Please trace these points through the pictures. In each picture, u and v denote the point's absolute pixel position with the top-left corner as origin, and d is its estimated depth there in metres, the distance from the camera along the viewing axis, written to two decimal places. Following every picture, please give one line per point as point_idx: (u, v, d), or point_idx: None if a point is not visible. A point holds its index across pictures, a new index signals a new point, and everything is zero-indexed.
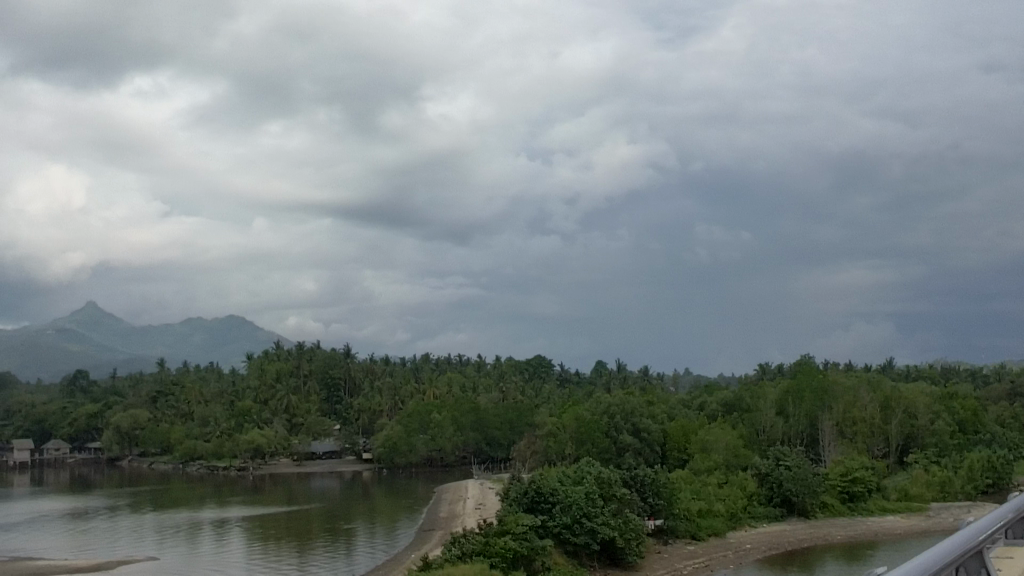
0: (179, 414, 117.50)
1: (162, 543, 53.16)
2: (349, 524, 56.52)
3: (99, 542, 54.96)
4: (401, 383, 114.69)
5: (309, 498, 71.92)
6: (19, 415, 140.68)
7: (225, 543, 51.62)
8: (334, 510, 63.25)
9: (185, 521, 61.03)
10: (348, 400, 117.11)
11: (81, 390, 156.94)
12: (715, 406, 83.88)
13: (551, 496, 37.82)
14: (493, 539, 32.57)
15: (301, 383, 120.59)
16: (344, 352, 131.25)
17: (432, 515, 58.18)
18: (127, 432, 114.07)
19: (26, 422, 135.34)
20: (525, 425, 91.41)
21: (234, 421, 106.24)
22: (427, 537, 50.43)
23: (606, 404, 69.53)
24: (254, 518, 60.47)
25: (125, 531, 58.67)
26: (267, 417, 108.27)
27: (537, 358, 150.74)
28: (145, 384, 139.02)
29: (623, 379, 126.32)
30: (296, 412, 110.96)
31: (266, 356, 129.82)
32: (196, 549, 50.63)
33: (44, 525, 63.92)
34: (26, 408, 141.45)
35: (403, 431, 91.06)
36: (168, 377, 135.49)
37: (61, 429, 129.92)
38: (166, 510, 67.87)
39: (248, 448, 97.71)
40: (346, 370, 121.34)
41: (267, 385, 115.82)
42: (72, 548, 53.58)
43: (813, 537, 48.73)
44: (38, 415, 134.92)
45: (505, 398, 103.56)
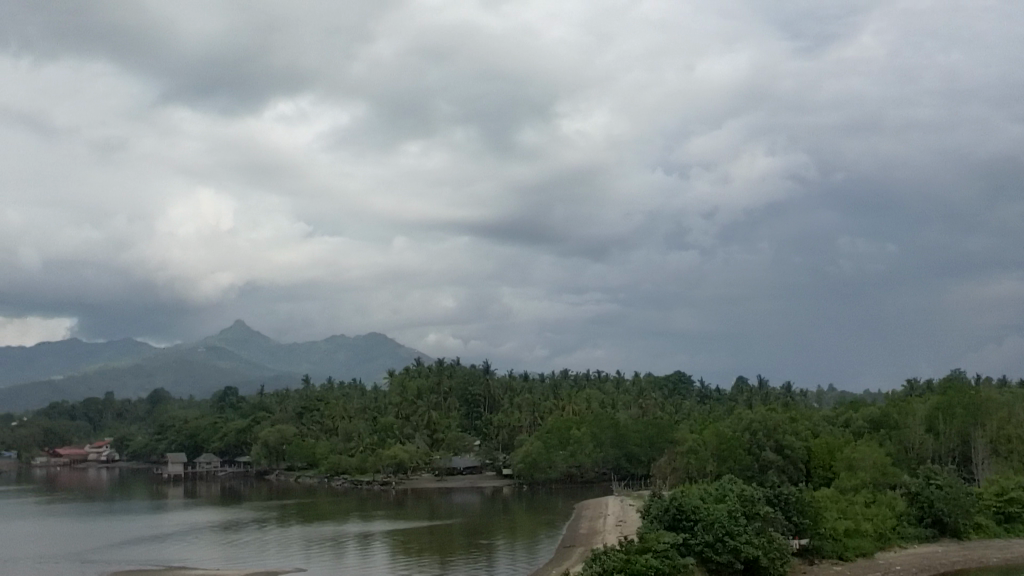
0: (324, 430, 120.15)
1: (309, 554, 54.57)
2: (489, 539, 56.83)
3: (249, 553, 56.58)
4: (540, 400, 114.95)
5: (449, 512, 72.80)
6: (172, 429, 146.11)
7: (370, 555, 52.53)
8: (475, 525, 63.96)
9: (331, 534, 62.61)
10: (488, 415, 117.91)
11: (231, 406, 161.69)
12: (862, 424, 81.84)
13: (692, 514, 37.39)
14: (634, 556, 32.30)
15: (442, 399, 122.02)
16: (483, 370, 132.34)
17: (572, 532, 58.03)
18: (274, 446, 117.39)
19: (179, 436, 140.42)
20: (665, 442, 90.63)
21: (377, 436, 108.10)
22: (567, 553, 50.44)
23: (748, 420, 68.73)
24: (397, 532, 61.49)
25: (275, 543, 60.30)
26: (408, 433, 109.87)
27: (676, 375, 149.63)
28: (291, 399, 142.67)
29: (766, 395, 124.20)
30: (437, 427, 112.33)
31: (407, 372, 132.01)
32: (342, 561, 51.84)
33: (196, 536, 66.15)
34: (179, 423, 146.74)
35: (542, 447, 91.23)
36: (313, 393, 138.79)
37: (213, 444, 134.20)
38: (312, 523, 69.56)
39: (390, 463, 99.23)
40: (485, 386, 122.42)
41: (408, 401, 117.66)
42: (224, 559, 55.13)
43: (966, 559, 47.10)
44: (190, 430, 139.76)
45: (644, 415, 103.01)
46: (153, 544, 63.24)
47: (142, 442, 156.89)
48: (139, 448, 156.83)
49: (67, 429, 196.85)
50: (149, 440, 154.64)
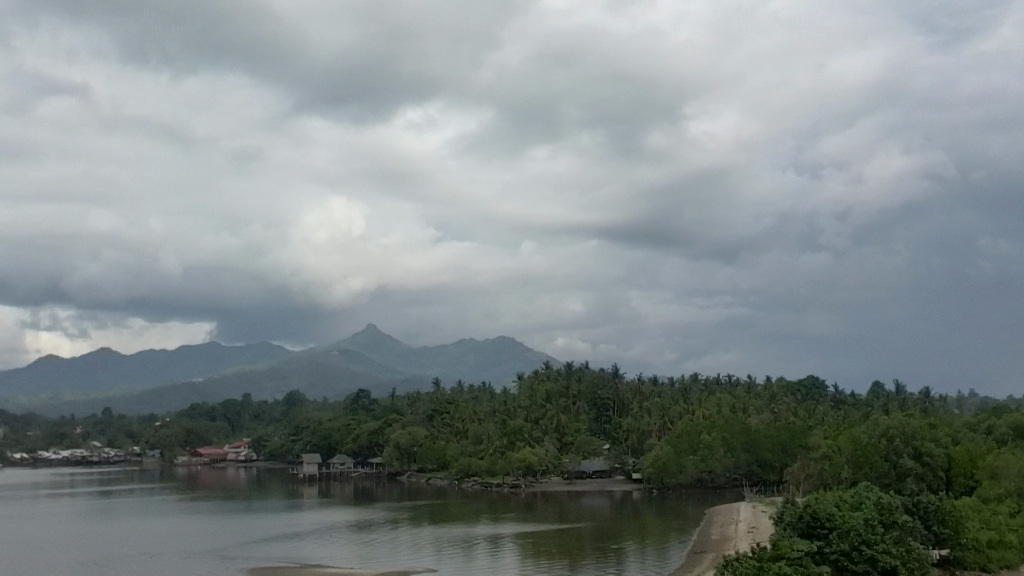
0: (455, 432, 121.30)
1: (441, 555, 55.18)
2: (618, 543, 56.62)
3: (382, 553, 57.53)
4: (670, 404, 113.94)
5: (580, 516, 72.76)
6: (308, 430, 149.42)
7: (500, 558, 52.83)
8: (605, 528, 63.89)
9: (463, 535, 63.12)
10: (617, 419, 117.40)
11: (364, 408, 164.74)
12: (1005, 431, 79.03)
13: (827, 521, 36.68)
14: (766, 563, 31.78)
15: (571, 403, 122.03)
16: (612, 374, 131.96)
17: (703, 538, 57.33)
18: (406, 448, 119.11)
19: (315, 438, 143.49)
20: (798, 448, 89.05)
21: (506, 439, 108.65)
22: (698, 559, 49.97)
23: (884, 426, 67.13)
24: (527, 534, 61.75)
25: (408, 543, 61.09)
26: (538, 436, 110.17)
27: (809, 379, 146.90)
28: (422, 402, 144.47)
29: (902, 400, 120.80)
30: (566, 431, 112.32)
31: (535, 376, 132.49)
32: (473, 562, 52.34)
33: (332, 535, 67.57)
34: (314, 424, 149.87)
35: (672, 451, 90.53)
36: (443, 395, 140.29)
37: (346, 445, 136.70)
38: (444, 524, 70.42)
39: (520, 466, 99.49)
40: (614, 390, 121.96)
41: (537, 405, 117.96)
42: (357, 558, 56.09)
43: None
44: (325, 432, 142.66)
45: (776, 420, 101.30)
46: (291, 542, 64.96)
47: (278, 443, 160.87)
48: (275, 448, 160.78)
49: (208, 430, 203.03)
50: (285, 440, 158.35)
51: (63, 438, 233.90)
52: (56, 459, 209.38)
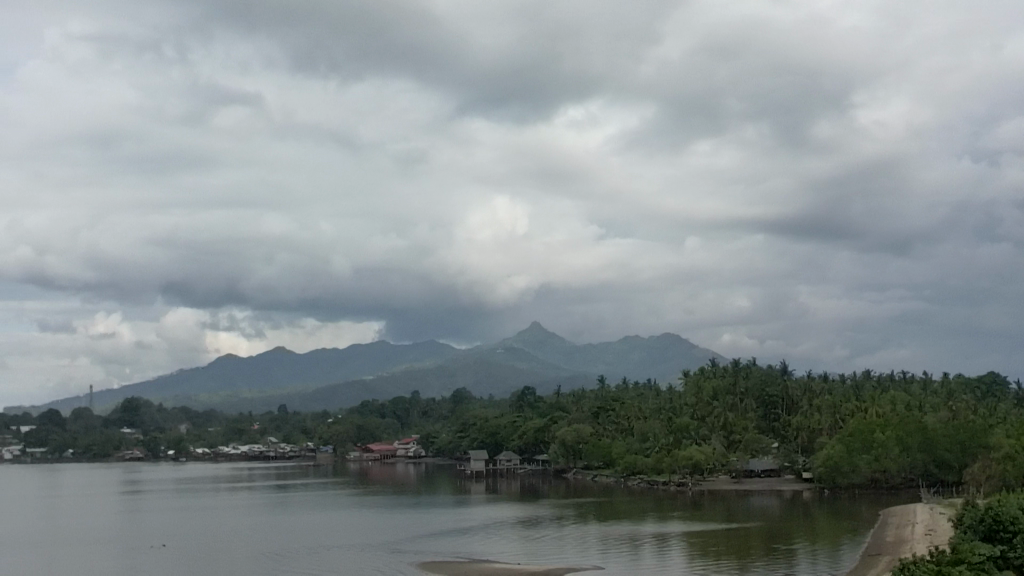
0: (620, 430, 121.05)
1: (607, 553, 55.07)
2: (789, 544, 55.63)
3: (549, 549, 57.78)
4: (841, 401, 111.05)
5: (748, 515, 71.65)
6: (475, 427, 151.48)
7: (667, 557, 52.47)
8: (775, 529, 62.71)
9: (629, 534, 62.98)
10: (786, 417, 115.17)
11: (530, 405, 165.90)
12: None
13: (1011, 525, 35.16)
14: (947, 568, 30.62)
15: (738, 401, 120.28)
16: (781, 371, 129.51)
17: (877, 540, 55.77)
18: (572, 445, 119.61)
19: (482, 434, 145.31)
20: (979, 447, 85.76)
21: (673, 437, 107.89)
22: (872, 561, 48.65)
23: None
24: (694, 534, 61.21)
25: (575, 540, 61.19)
26: (705, 434, 108.92)
27: (990, 376, 141.06)
28: (587, 399, 144.64)
29: None
30: (734, 429, 110.80)
31: (702, 373, 131.10)
32: (639, 560, 52.25)
33: (500, 531, 68.39)
34: (481, 421, 151.88)
35: (845, 451, 88.39)
36: (609, 393, 140.18)
37: (513, 442, 137.91)
38: (611, 521, 70.49)
39: (686, 464, 98.50)
40: (783, 388, 119.59)
41: (704, 402, 116.61)
42: (524, 554, 56.43)
43: None
44: (492, 428, 144.38)
45: (955, 418, 97.66)
46: (459, 537, 66.10)
47: (446, 440, 163.47)
48: (444, 445, 163.35)
49: (379, 426, 207.71)
50: (453, 437, 160.87)
51: (242, 434, 243.09)
52: (235, 454, 217.78)
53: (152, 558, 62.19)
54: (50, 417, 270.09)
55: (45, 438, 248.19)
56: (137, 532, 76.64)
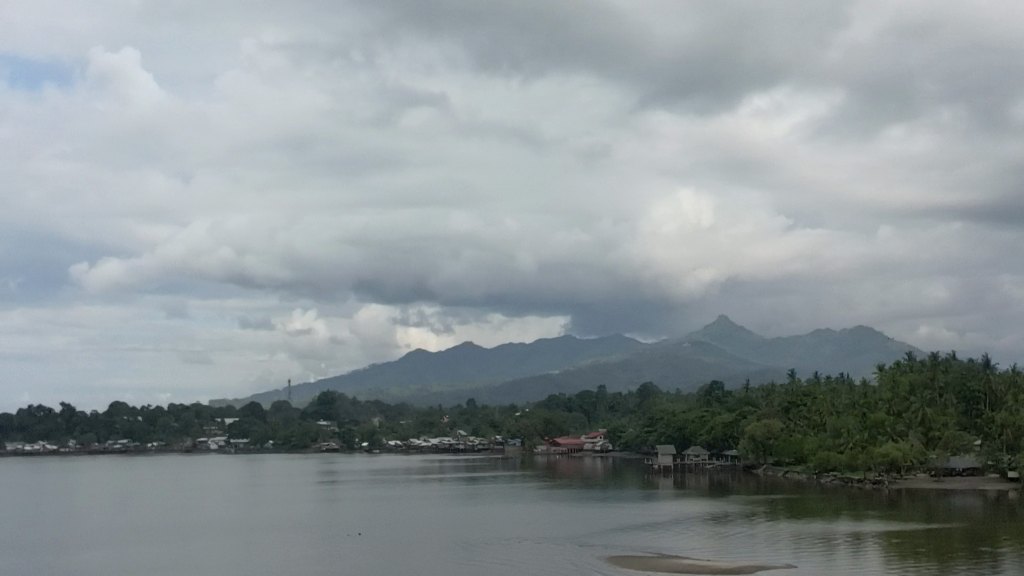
0: (812, 425, 118.20)
1: (799, 552, 53.82)
2: (993, 546, 53.12)
3: (738, 546, 56.87)
4: None
5: (950, 516, 68.78)
6: (663, 421, 150.66)
7: (863, 557, 50.93)
8: (979, 530, 59.98)
9: (822, 532, 61.41)
10: (989, 413, 110.14)
11: (718, 400, 163.93)
12: None
13: None
14: None
15: (937, 396, 115.75)
16: (982, 364, 123.97)
17: None
18: (762, 441, 117.49)
19: (670, 429, 144.45)
20: None
21: (868, 433, 104.66)
22: None
23: None
24: (891, 534, 59.22)
25: (765, 538, 60.01)
26: (902, 430, 105.23)
27: None
28: (777, 394, 141.72)
29: None
30: (933, 425, 106.63)
31: (898, 368, 126.70)
32: (833, 560, 50.85)
33: (688, 526, 67.77)
34: (669, 415, 150.88)
35: None
36: (800, 387, 137.01)
37: (701, 437, 136.52)
38: (803, 519, 68.83)
39: (882, 462, 95.38)
40: (986, 383, 114.45)
41: (901, 397, 112.59)
42: (714, 550, 55.83)
43: None
44: (680, 423, 143.32)
45: None
46: (646, 531, 65.83)
47: (633, 434, 163.03)
48: (631, 439, 163.02)
49: (566, 421, 208.65)
50: (640, 431, 160.30)
51: (432, 426, 248.57)
52: (426, 446, 222.70)
53: (348, 546, 64.16)
54: (252, 408, 282.28)
55: (248, 429, 259.45)
56: (334, 521, 79.10)
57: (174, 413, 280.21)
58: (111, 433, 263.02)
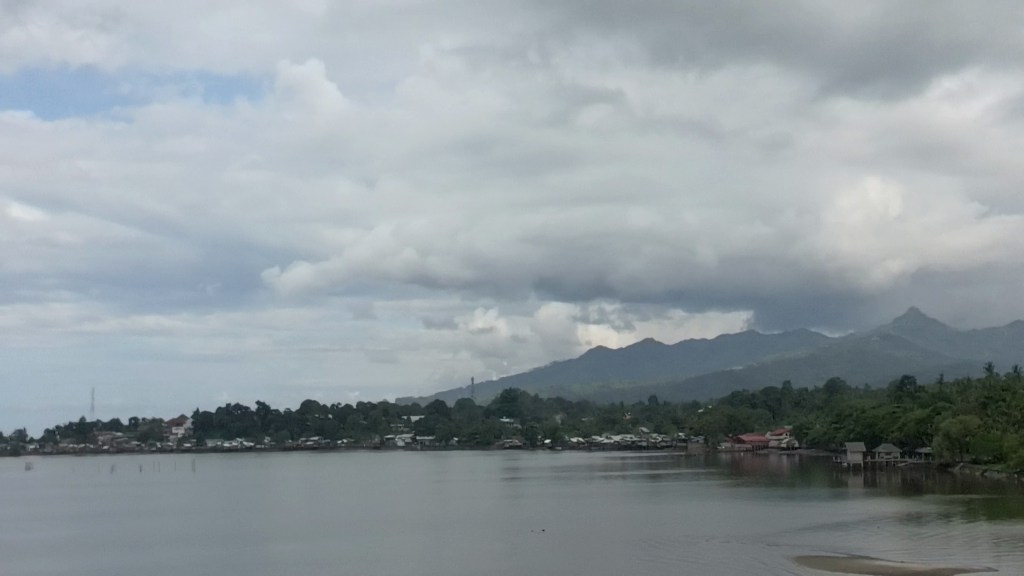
0: (1012, 421, 112.96)
1: (998, 554, 51.49)
2: None
3: (934, 548, 54.86)
4: None
5: None
6: (852, 418, 146.51)
7: None
8: None
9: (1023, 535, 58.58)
10: None
11: (910, 395, 158.36)
12: None
13: None
14: None
15: None
16: None
17: None
18: (957, 438, 113.03)
19: (859, 426, 140.43)
20: None
21: None
22: None
23: None
24: None
25: (962, 539, 57.70)
26: None
27: None
28: (974, 389, 135.99)
29: None
30: None
31: None
32: None
33: (879, 526, 65.71)
34: (858, 412, 146.63)
35: None
36: (998, 382, 131.04)
37: (892, 434, 132.19)
38: (1002, 520, 65.80)
39: None
40: None
41: None
42: (909, 552, 54.01)
43: None
44: (870, 420, 139.09)
45: None
46: (834, 531, 64.20)
47: (820, 431, 159.03)
48: (818, 436, 159.28)
49: (751, 417, 205.13)
50: (828, 428, 156.21)
51: (614, 423, 248.29)
52: (609, 443, 222.81)
53: (533, 542, 64.71)
54: (436, 406, 287.48)
55: (433, 426, 264.39)
56: (517, 517, 80.00)
57: (363, 411, 288.12)
58: (303, 430, 272.17)
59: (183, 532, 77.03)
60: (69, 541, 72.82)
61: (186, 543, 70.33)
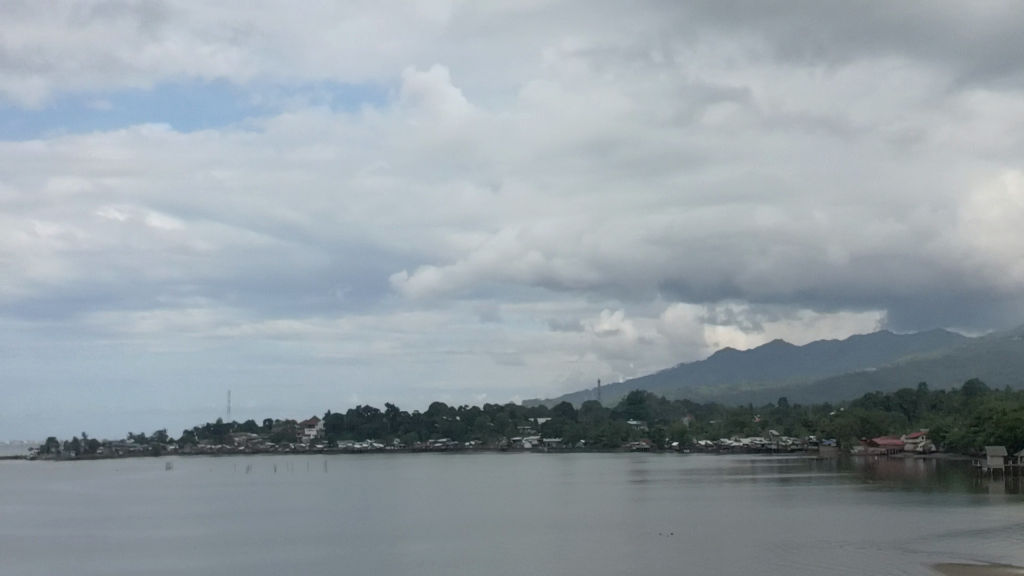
0: None
1: None
2: None
3: None
4: None
5: None
6: (992, 422, 141.59)
7: None
8: None
9: None
10: None
11: None
12: None
13: None
14: None
15: None
16: None
17: None
18: None
19: (1000, 430, 135.64)
20: None
21: None
22: None
23: None
24: None
25: None
26: None
27: None
28: None
29: None
30: None
31: None
32: None
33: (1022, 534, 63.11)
34: (999, 415, 141.42)
35: None
36: None
37: None
38: None
39: None
40: None
41: None
42: None
43: None
44: (1012, 423, 134.16)
45: None
46: (973, 538, 61.95)
47: (959, 435, 154.04)
48: (956, 440, 154.42)
49: (885, 420, 199.93)
50: (967, 432, 151.25)
51: (743, 426, 244.87)
52: (738, 446, 219.89)
53: (661, 544, 64.50)
54: (563, 408, 287.64)
55: (560, 429, 264.82)
56: (646, 519, 79.62)
57: (490, 413, 290.23)
58: (432, 432, 275.45)
59: (316, 531, 78.83)
60: (211, 537, 75.62)
61: (322, 541, 72.27)
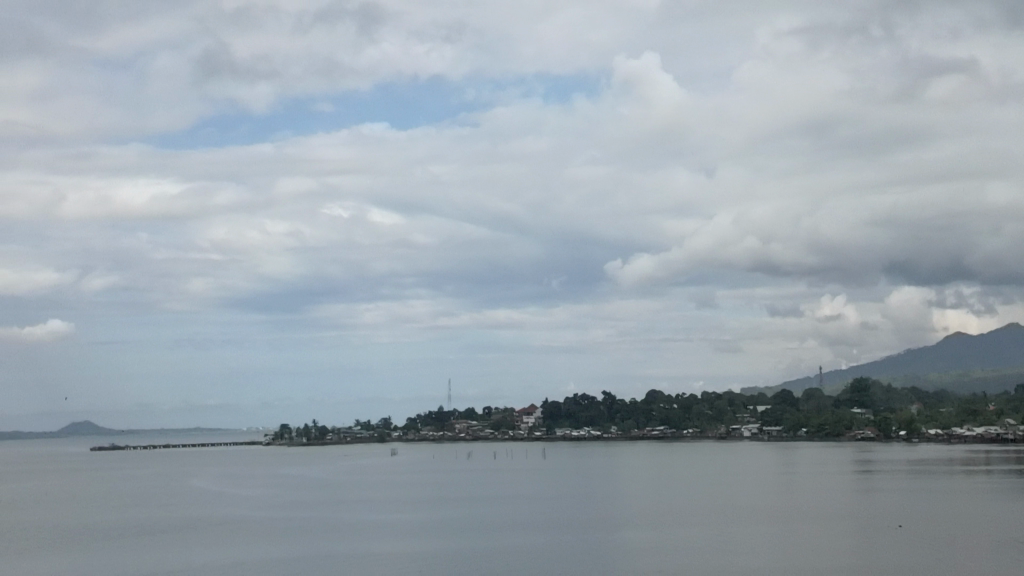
0: None
1: None
2: None
3: None
4: None
5: None
6: None
7: None
8: None
9: None
10: None
11: None
12: None
13: None
14: None
15: None
16: None
17: None
18: None
19: None
20: None
21: None
22: None
23: None
24: None
25: None
26: None
27: None
28: None
29: None
30: None
31: None
32: None
33: None
34: None
35: None
36: None
37: None
38: None
39: None
40: None
41: None
42: None
43: None
44: None
45: None
46: None
47: None
48: None
49: None
50: None
51: (977, 414, 232.91)
52: (970, 435, 209.88)
53: (891, 537, 62.09)
54: (784, 396, 281.26)
55: (780, 417, 259.47)
56: (874, 511, 76.92)
57: (708, 401, 287.13)
58: (649, 420, 274.77)
59: (534, 518, 79.77)
60: (435, 522, 77.68)
61: (543, 527, 73.05)
